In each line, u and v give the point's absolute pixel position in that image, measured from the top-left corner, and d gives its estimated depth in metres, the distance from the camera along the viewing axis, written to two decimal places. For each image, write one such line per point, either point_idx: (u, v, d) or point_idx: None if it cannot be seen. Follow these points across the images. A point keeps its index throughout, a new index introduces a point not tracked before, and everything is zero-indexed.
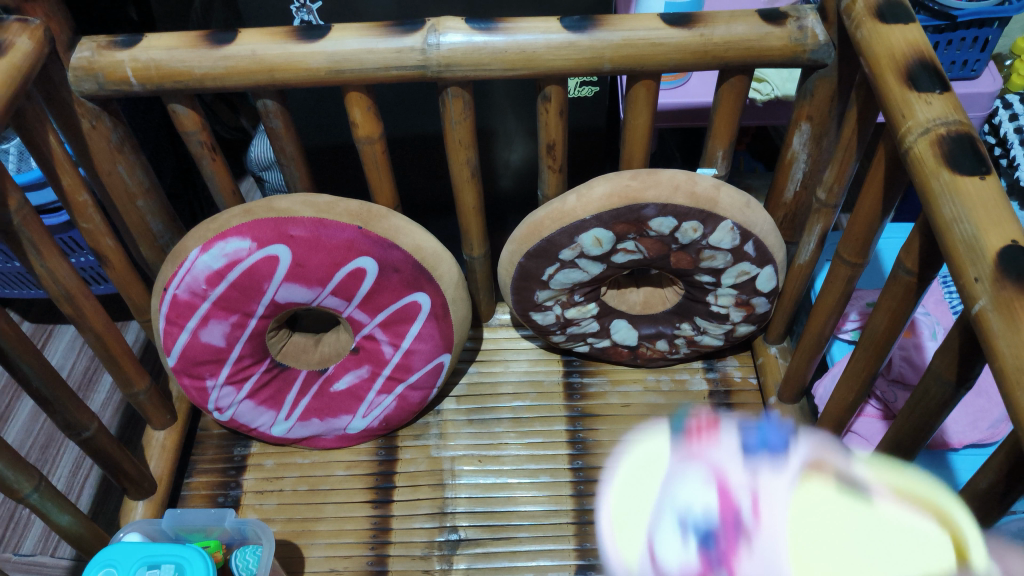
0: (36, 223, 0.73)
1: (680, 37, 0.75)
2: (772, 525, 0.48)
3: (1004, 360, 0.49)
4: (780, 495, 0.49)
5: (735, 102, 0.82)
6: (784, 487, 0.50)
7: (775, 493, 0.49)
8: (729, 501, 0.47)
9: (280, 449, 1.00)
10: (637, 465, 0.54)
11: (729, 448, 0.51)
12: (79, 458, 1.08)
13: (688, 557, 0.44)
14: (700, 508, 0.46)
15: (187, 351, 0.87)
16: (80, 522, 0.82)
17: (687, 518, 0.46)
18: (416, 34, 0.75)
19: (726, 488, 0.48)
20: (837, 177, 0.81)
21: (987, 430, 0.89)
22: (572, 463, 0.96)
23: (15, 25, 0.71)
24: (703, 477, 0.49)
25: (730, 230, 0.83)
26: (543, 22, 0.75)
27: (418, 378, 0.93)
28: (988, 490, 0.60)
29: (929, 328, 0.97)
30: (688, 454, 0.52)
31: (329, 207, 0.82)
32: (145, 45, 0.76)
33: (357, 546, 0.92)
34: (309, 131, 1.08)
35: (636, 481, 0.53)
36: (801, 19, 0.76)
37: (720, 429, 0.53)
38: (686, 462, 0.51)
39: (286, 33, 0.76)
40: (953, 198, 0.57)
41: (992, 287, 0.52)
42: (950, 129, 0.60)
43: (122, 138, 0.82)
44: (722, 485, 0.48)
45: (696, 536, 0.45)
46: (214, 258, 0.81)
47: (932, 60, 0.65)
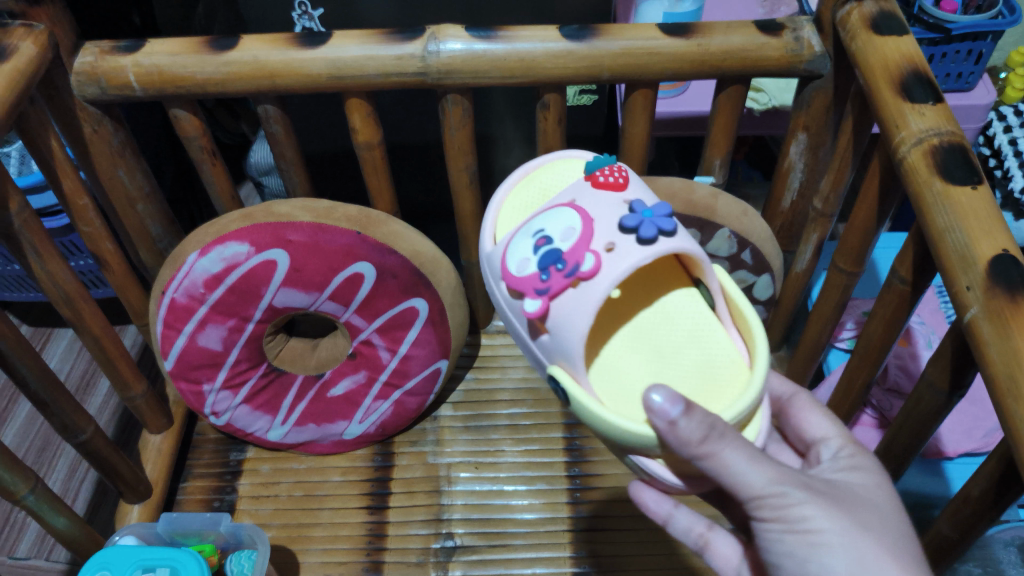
0: (37, 226, 0.73)
1: (678, 46, 0.76)
2: (604, 271, 0.59)
3: (994, 368, 0.50)
4: (627, 250, 0.60)
5: (732, 111, 0.83)
6: (631, 253, 0.59)
7: (621, 248, 0.60)
8: (578, 248, 0.61)
9: (276, 455, 1.00)
10: (547, 175, 0.74)
11: (606, 216, 0.63)
12: (75, 461, 1.08)
13: (529, 259, 0.62)
14: (561, 237, 0.62)
15: (184, 355, 0.87)
16: (75, 525, 0.82)
17: (544, 233, 0.63)
18: (416, 41, 0.76)
19: (578, 235, 0.61)
20: (832, 186, 0.82)
21: (980, 439, 0.90)
22: (569, 470, 0.97)
23: (19, 29, 0.71)
24: (569, 212, 0.63)
25: (727, 238, 0.84)
26: (543, 31, 0.76)
27: (415, 384, 0.94)
28: (978, 498, 0.61)
29: (924, 337, 0.97)
30: (578, 191, 0.67)
31: (329, 213, 0.83)
32: (147, 50, 0.76)
33: (352, 552, 0.92)
34: (309, 137, 1.08)
35: (535, 187, 0.73)
36: (797, 30, 0.77)
37: (622, 185, 0.66)
38: (573, 196, 0.67)
39: (287, 39, 0.76)
40: (946, 206, 0.57)
41: (983, 295, 0.52)
42: (943, 139, 0.61)
43: (123, 142, 0.82)
44: (580, 230, 0.61)
45: (548, 262, 0.61)
46: (213, 262, 0.81)
47: (925, 71, 0.66)
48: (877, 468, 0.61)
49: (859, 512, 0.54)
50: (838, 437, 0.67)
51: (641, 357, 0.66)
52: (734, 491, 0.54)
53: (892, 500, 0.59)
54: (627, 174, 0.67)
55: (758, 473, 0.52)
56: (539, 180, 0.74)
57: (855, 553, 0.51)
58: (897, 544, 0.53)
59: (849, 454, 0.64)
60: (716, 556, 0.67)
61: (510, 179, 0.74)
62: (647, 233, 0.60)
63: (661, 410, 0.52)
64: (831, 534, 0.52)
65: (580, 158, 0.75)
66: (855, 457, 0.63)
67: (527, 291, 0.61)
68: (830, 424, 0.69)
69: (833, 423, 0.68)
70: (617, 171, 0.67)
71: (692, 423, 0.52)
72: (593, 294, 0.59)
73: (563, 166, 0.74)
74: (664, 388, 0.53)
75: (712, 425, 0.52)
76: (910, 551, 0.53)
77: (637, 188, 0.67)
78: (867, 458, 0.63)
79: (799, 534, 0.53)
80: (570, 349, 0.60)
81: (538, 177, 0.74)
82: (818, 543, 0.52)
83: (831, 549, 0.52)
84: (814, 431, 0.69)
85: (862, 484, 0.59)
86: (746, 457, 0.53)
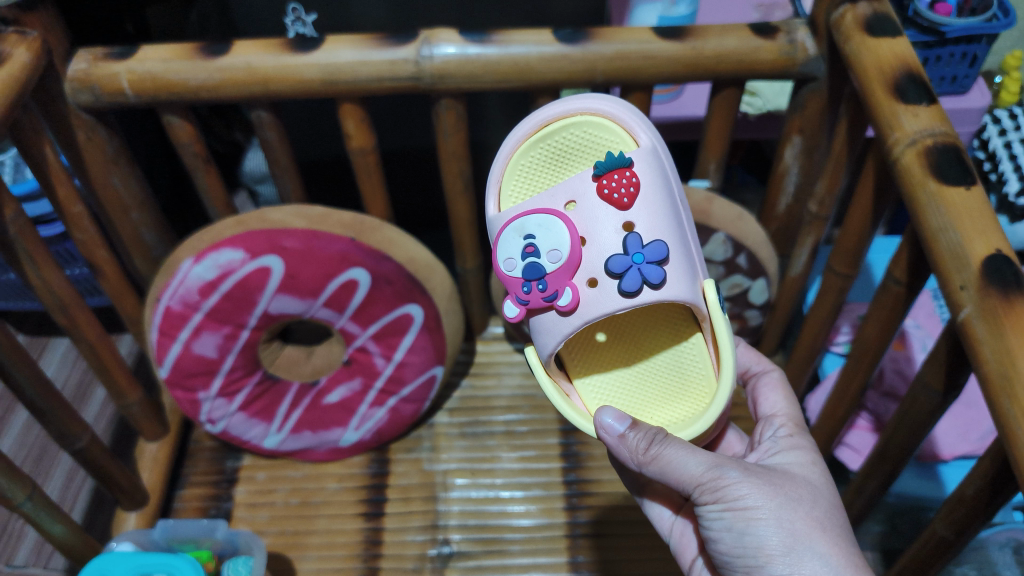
0: (32, 234, 0.73)
1: (672, 49, 0.75)
2: (583, 306, 0.60)
3: (988, 367, 0.50)
4: (606, 292, 0.59)
5: (728, 115, 0.83)
6: (613, 300, 0.59)
7: (604, 288, 0.60)
8: (561, 274, 0.60)
9: (272, 462, 0.99)
10: (563, 133, 0.65)
11: (597, 241, 0.60)
12: (73, 470, 1.07)
13: (514, 261, 0.61)
14: (549, 255, 0.60)
15: (179, 363, 0.86)
16: (72, 533, 0.81)
17: (531, 240, 0.61)
18: (409, 46, 0.75)
19: (564, 260, 0.60)
20: (828, 188, 0.82)
21: (975, 442, 0.89)
22: (565, 476, 0.96)
23: (12, 37, 0.71)
24: (560, 225, 0.60)
25: (723, 242, 0.84)
26: (536, 35, 0.76)
27: (411, 391, 0.93)
28: (973, 497, 0.61)
29: (920, 341, 0.96)
30: (579, 189, 0.61)
31: (322, 219, 0.82)
32: (140, 57, 0.76)
33: (348, 559, 0.91)
34: (304, 145, 1.09)
35: (551, 148, 0.66)
36: (791, 32, 0.77)
37: (625, 204, 0.60)
38: (570, 196, 0.62)
39: (281, 45, 0.76)
40: (940, 206, 0.57)
41: (977, 294, 0.52)
42: (937, 140, 0.61)
43: (117, 149, 0.82)
44: (564, 260, 0.60)
45: (530, 275, 0.61)
46: (207, 269, 0.81)
47: (919, 72, 0.66)
48: (808, 442, 0.63)
49: (793, 487, 0.56)
50: (787, 415, 0.67)
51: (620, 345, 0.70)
52: (677, 486, 0.57)
53: (828, 477, 0.60)
54: (640, 181, 0.60)
55: (695, 461, 0.56)
56: (554, 140, 0.66)
57: (789, 526, 0.53)
58: (828, 517, 0.55)
59: (787, 434, 0.64)
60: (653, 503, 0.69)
61: (521, 131, 0.65)
62: (631, 285, 0.59)
63: (608, 427, 0.60)
64: (765, 510, 0.54)
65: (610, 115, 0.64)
66: (793, 437, 0.64)
67: (509, 292, 0.63)
68: (786, 404, 0.68)
69: (787, 405, 0.68)
70: (629, 176, 0.60)
71: (635, 433, 0.59)
72: (565, 326, 0.61)
73: (586, 125, 0.64)
74: (612, 409, 0.61)
75: (652, 431, 0.58)
76: (841, 524, 0.55)
77: (648, 202, 0.60)
78: (802, 436, 0.64)
79: (737, 512, 0.54)
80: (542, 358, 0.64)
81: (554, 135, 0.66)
82: (755, 519, 0.54)
83: (767, 523, 0.54)
84: (767, 408, 0.69)
85: (796, 460, 0.61)
86: (683, 449, 0.56)
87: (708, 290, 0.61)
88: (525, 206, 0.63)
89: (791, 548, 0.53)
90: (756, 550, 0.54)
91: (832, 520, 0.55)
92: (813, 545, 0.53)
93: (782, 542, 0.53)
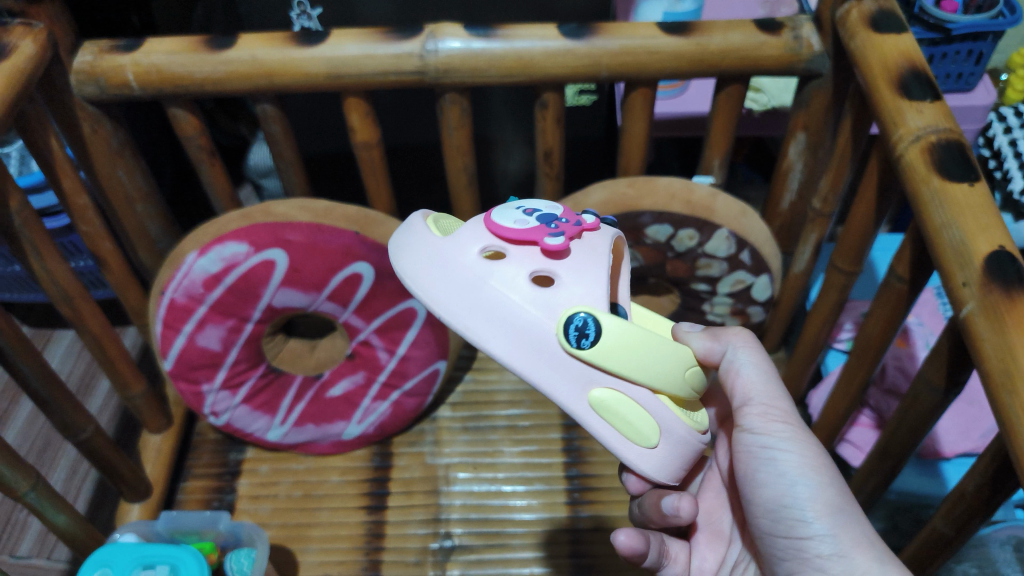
0: (37, 224, 0.73)
1: (677, 45, 0.75)
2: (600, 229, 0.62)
3: (990, 363, 0.50)
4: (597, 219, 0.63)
5: (732, 110, 0.83)
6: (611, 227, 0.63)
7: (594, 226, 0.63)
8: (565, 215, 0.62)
9: (275, 455, 0.99)
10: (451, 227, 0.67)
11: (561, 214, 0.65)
12: (76, 461, 1.07)
13: (526, 219, 0.60)
14: (546, 209, 0.62)
15: (183, 355, 0.87)
16: (76, 523, 0.82)
17: (526, 208, 0.62)
18: (415, 40, 0.76)
19: (562, 207, 0.63)
20: (831, 185, 0.82)
21: (978, 440, 0.89)
22: (567, 471, 0.96)
23: (19, 28, 0.71)
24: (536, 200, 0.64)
25: (726, 238, 0.83)
26: (542, 29, 0.76)
27: (414, 385, 0.93)
28: (973, 494, 0.61)
29: (922, 339, 0.97)
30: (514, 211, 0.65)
31: (327, 213, 0.83)
32: (146, 50, 0.76)
33: (351, 552, 0.91)
34: (308, 139, 1.09)
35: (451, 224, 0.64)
36: (797, 28, 0.77)
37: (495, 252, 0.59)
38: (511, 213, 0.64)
39: (286, 38, 0.76)
40: (943, 204, 0.57)
41: (980, 291, 0.52)
42: (941, 136, 0.61)
43: (122, 142, 0.82)
44: (562, 206, 0.63)
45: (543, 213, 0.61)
46: (211, 262, 0.81)
47: (923, 69, 0.66)
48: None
49: None
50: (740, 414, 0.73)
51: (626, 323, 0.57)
52: (747, 391, 0.62)
53: None
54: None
55: (769, 375, 0.62)
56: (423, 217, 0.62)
57: (839, 485, 0.58)
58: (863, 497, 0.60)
59: None
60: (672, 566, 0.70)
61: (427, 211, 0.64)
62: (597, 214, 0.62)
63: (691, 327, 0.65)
64: (821, 459, 0.59)
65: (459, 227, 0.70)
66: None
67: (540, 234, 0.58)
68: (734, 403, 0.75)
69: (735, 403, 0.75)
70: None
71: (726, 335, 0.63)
72: (603, 238, 0.60)
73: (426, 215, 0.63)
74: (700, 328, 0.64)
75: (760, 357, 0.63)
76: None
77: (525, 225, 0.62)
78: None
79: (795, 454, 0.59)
80: (598, 277, 0.57)
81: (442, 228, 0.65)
82: (812, 463, 0.58)
83: (818, 477, 0.58)
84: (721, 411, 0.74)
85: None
86: (766, 379, 0.62)
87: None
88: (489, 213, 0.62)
89: (833, 509, 0.56)
90: (808, 501, 0.57)
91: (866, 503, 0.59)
92: (858, 509, 0.57)
93: (835, 497, 0.57)
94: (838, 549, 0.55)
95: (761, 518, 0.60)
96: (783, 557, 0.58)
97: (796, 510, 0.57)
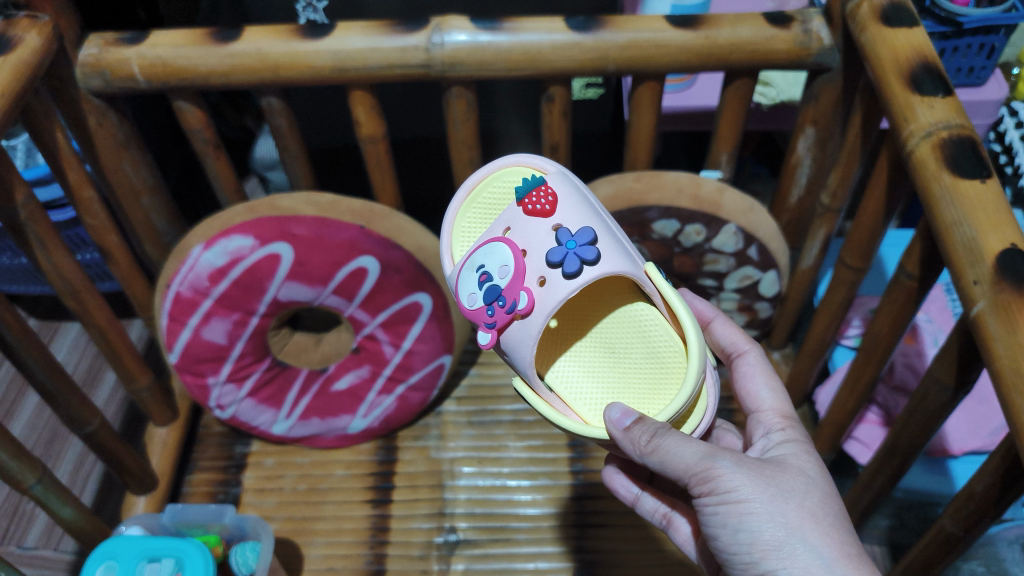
0: (42, 218, 0.73)
1: (685, 38, 0.75)
2: (538, 306, 0.61)
3: (1000, 362, 0.49)
4: (556, 282, 0.61)
5: (740, 104, 0.82)
6: (563, 288, 0.60)
7: (552, 282, 0.61)
8: (513, 284, 0.62)
9: (279, 448, 0.99)
10: (491, 189, 0.71)
11: (537, 248, 0.63)
12: (83, 453, 1.08)
13: (476, 293, 0.64)
14: (499, 273, 0.63)
15: (190, 348, 0.87)
16: (82, 516, 0.82)
17: (483, 269, 0.64)
18: (420, 33, 0.75)
19: (512, 271, 0.62)
20: (840, 181, 0.81)
21: (986, 437, 0.88)
22: (572, 466, 0.96)
23: (23, 21, 0.71)
24: (501, 246, 0.63)
25: (733, 234, 0.83)
26: (548, 22, 0.75)
27: (418, 379, 0.93)
28: (982, 493, 0.60)
29: (931, 335, 0.96)
30: (511, 217, 0.66)
31: (332, 206, 0.83)
32: (151, 43, 0.76)
33: (356, 545, 0.91)
34: (314, 132, 1.08)
35: (482, 206, 0.72)
36: (806, 22, 0.76)
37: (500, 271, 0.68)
38: (506, 224, 0.66)
39: (291, 31, 0.76)
40: (954, 201, 0.56)
41: (991, 289, 0.51)
42: (952, 132, 0.60)
43: (127, 135, 0.82)
44: (513, 268, 0.62)
45: (495, 285, 0.63)
46: (217, 256, 0.81)
47: (935, 63, 0.65)
48: (804, 435, 0.62)
49: (786, 478, 0.57)
50: (773, 409, 0.66)
51: (598, 358, 0.67)
52: (672, 476, 0.57)
53: (823, 467, 0.60)
54: (556, 191, 0.65)
55: (690, 450, 0.55)
56: (483, 199, 0.72)
57: (780, 519, 0.54)
58: (821, 507, 0.55)
59: (781, 428, 0.64)
60: (678, 532, 0.70)
61: (454, 200, 0.71)
62: (570, 268, 0.60)
63: (613, 422, 0.58)
64: (755, 503, 0.54)
65: (522, 163, 0.71)
66: (787, 431, 0.63)
67: (478, 321, 0.63)
68: (772, 395, 0.67)
69: (774, 395, 0.67)
70: (545, 192, 0.65)
71: (638, 427, 0.57)
72: (532, 328, 0.61)
73: (497, 181, 0.71)
74: (620, 405, 0.59)
75: (656, 425, 0.57)
76: (836, 513, 0.55)
77: (569, 206, 0.64)
78: (796, 430, 0.64)
79: (730, 506, 0.55)
80: (522, 367, 0.62)
81: (483, 193, 0.72)
82: (746, 513, 0.54)
83: (758, 518, 0.54)
84: (753, 402, 0.68)
85: (792, 451, 0.61)
86: (681, 439, 0.56)
87: (650, 271, 0.62)
88: (473, 248, 0.67)
89: (782, 544, 0.53)
90: (750, 546, 0.54)
91: (824, 512, 0.55)
92: (805, 537, 0.53)
93: (776, 536, 0.54)
94: None
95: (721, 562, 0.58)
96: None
97: (748, 556, 0.55)
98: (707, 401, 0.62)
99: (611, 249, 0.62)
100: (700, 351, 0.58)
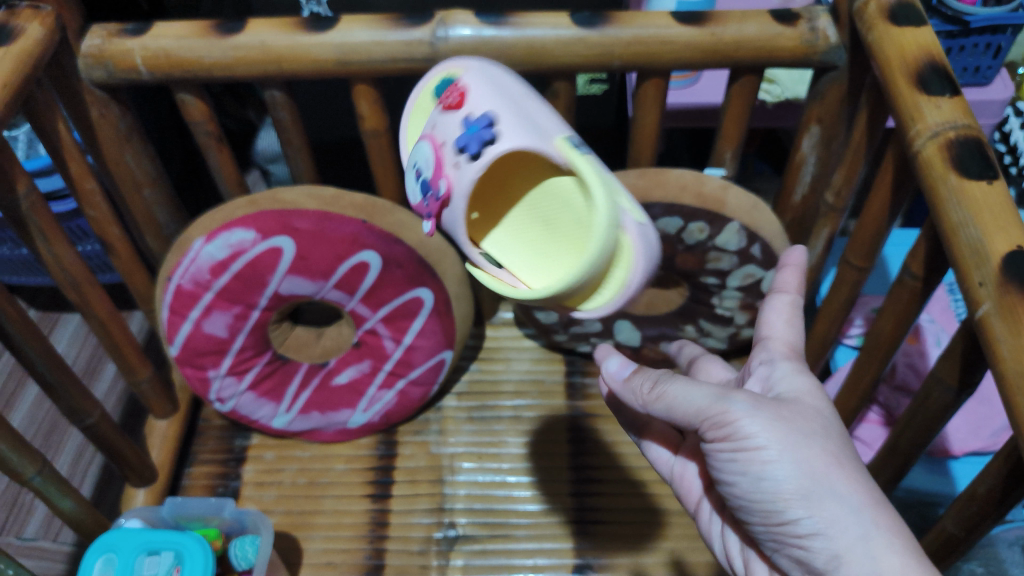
0: (44, 210, 0.73)
1: (691, 35, 0.74)
2: (456, 191, 0.60)
3: (1005, 365, 0.49)
4: (464, 167, 0.60)
5: (746, 101, 0.82)
6: (472, 172, 0.59)
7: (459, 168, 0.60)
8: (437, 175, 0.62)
9: (279, 442, 0.99)
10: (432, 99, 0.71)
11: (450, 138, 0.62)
12: (82, 445, 1.08)
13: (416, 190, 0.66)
14: (426, 169, 0.64)
15: (190, 341, 0.87)
16: (82, 508, 0.82)
17: (417, 167, 0.66)
18: (424, 27, 0.75)
19: (432, 164, 0.63)
20: (845, 180, 0.80)
21: (988, 438, 0.89)
22: (572, 462, 0.96)
23: (25, 11, 0.71)
24: (425, 145, 0.64)
25: (737, 232, 0.82)
26: (554, 17, 0.75)
27: (419, 374, 0.93)
28: (985, 495, 0.60)
29: (933, 335, 0.96)
30: (433, 119, 0.66)
31: (334, 200, 0.82)
32: (154, 34, 0.75)
33: (355, 539, 0.92)
34: (318, 125, 1.08)
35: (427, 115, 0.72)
36: (813, 20, 0.76)
37: None
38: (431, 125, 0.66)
39: (295, 23, 0.75)
40: (960, 202, 0.56)
41: (996, 291, 0.51)
42: (959, 133, 0.60)
43: (129, 127, 0.82)
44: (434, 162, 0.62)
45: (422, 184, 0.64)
46: (218, 249, 0.81)
47: (943, 63, 0.65)
48: (809, 368, 0.61)
49: (805, 422, 0.56)
50: (782, 338, 0.64)
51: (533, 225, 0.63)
52: (683, 422, 0.58)
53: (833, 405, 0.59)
54: (466, 85, 0.65)
55: (700, 395, 0.57)
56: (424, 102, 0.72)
57: (802, 464, 0.54)
58: (841, 450, 0.55)
59: (787, 359, 0.62)
60: (686, 486, 0.71)
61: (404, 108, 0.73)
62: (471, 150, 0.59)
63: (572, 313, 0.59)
64: (776, 450, 0.54)
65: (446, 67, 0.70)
66: (793, 363, 0.62)
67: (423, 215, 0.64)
68: (785, 327, 0.65)
69: (786, 325, 0.65)
70: (457, 89, 0.65)
71: (638, 377, 0.64)
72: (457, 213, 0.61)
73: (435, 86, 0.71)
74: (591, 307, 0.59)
75: (658, 374, 0.62)
76: (857, 456, 0.55)
77: (479, 95, 0.63)
78: (803, 363, 0.62)
79: (749, 454, 0.55)
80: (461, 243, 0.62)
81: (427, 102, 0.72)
82: (768, 461, 0.54)
83: (780, 466, 0.54)
84: (765, 330, 0.66)
85: (802, 388, 0.60)
86: (686, 386, 0.59)
87: (558, 144, 0.58)
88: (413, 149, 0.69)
89: (806, 492, 0.53)
90: (773, 495, 0.54)
91: (844, 456, 0.55)
92: (828, 484, 0.53)
93: (800, 483, 0.53)
94: (816, 530, 0.53)
95: (736, 508, 0.59)
96: (766, 540, 0.58)
97: (772, 506, 0.54)
98: (633, 258, 0.54)
99: (514, 126, 0.59)
100: (610, 212, 0.52)
